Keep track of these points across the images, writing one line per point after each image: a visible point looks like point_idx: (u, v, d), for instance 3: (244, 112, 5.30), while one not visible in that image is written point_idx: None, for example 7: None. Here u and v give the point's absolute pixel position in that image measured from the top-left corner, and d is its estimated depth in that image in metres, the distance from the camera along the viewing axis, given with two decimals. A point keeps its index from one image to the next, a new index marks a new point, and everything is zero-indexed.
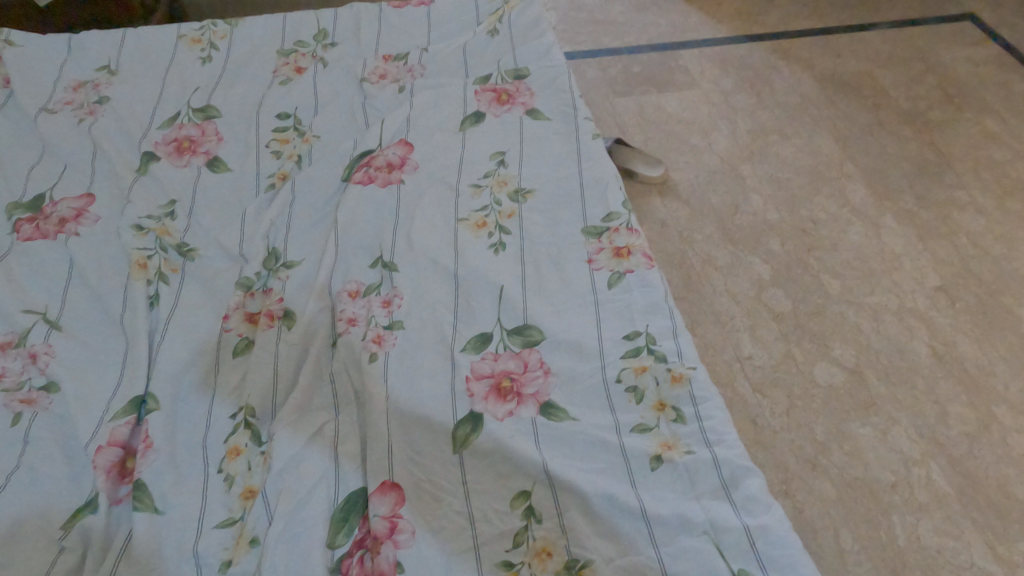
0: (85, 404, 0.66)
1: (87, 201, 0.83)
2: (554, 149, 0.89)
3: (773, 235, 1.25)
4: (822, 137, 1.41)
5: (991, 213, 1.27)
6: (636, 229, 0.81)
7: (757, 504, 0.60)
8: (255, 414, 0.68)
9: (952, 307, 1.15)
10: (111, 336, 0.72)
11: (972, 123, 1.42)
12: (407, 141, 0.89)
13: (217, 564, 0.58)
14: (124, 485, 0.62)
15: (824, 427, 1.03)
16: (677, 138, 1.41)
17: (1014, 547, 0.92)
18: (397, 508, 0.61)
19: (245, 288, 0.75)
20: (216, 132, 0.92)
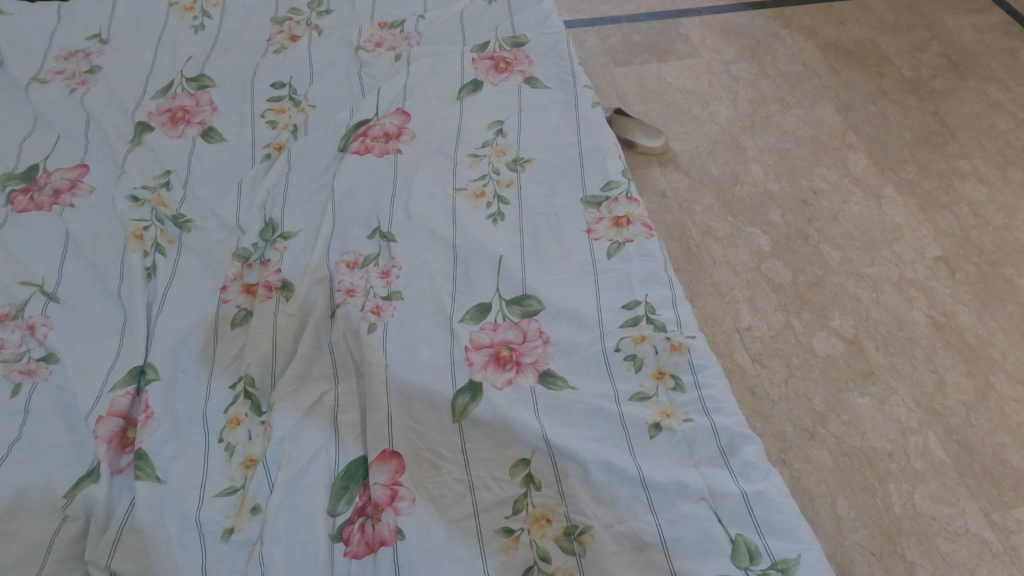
0: (84, 376, 0.66)
1: (81, 172, 0.82)
2: (553, 118, 0.88)
3: (773, 206, 1.24)
4: (825, 107, 1.40)
5: (993, 183, 1.26)
6: (636, 198, 0.80)
7: (755, 470, 0.60)
8: (255, 384, 0.67)
9: (952, 277, 1.15)
10: (109, 308, 0.71)
11: (976, 92, 1.40)
12: (404, 110, 0.88)
13: (220, 532, 0.59)
14: (126, 455, 0.62)
15: (822, 396, 1.04)
16: (677, 108, 1.40)
17: (1009, 513, 0.93)
18: (397, 476, 0.61)
19: (242, 260, 0.75)
20: (211, 102, 0.91)
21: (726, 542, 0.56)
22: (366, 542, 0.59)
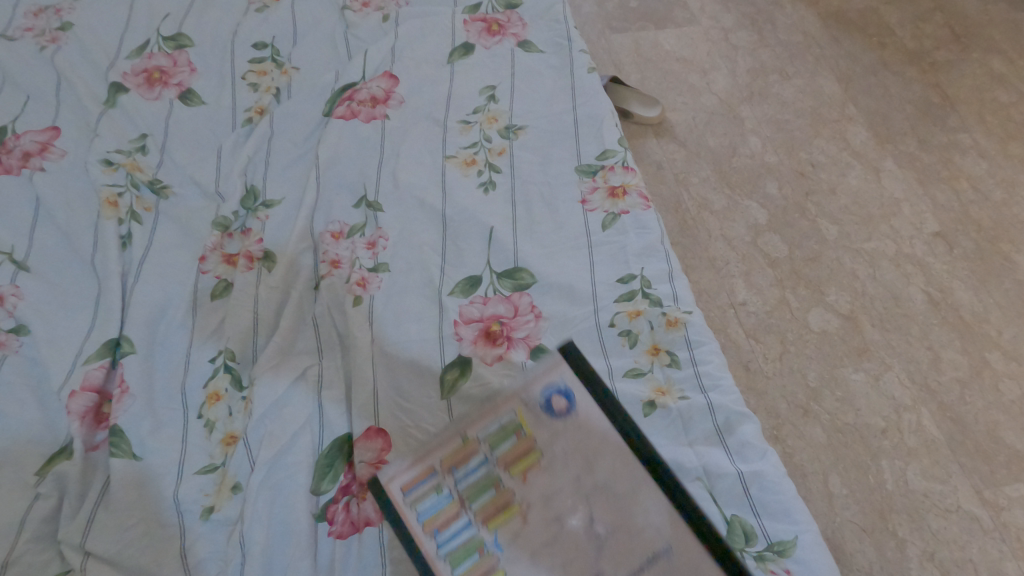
0: (57, 349, 0.63)
1: (52, 134, 0.78)
2: (547, 84, 0.85)
3: (771, 178, 1.22)
4: (825, 77, 1.36)
5: (993, 157, 1.23)
6: (633, 167, 0.77)
7: (752, 450, 0.59)
8: (236, 358, 0.65)
9: (950, 253, 1.13)
10: (81, 278, 0.68)
11: (977, 65, 1.36)
12: (392, 73, 0.84)
13: (199, 511, 0.57)
14: (101, 431, 0.60)
15: (816, 372, 1.03)
16: (675, 78, 1.36)
17: (1001, 491, 0.93)
18: (383, 454, 0.59)
19: (222, 229, 0.72)
20: (189, 62, 0.86)
21: (722, 523, 0.55)
22: (351, 521, 0.57)
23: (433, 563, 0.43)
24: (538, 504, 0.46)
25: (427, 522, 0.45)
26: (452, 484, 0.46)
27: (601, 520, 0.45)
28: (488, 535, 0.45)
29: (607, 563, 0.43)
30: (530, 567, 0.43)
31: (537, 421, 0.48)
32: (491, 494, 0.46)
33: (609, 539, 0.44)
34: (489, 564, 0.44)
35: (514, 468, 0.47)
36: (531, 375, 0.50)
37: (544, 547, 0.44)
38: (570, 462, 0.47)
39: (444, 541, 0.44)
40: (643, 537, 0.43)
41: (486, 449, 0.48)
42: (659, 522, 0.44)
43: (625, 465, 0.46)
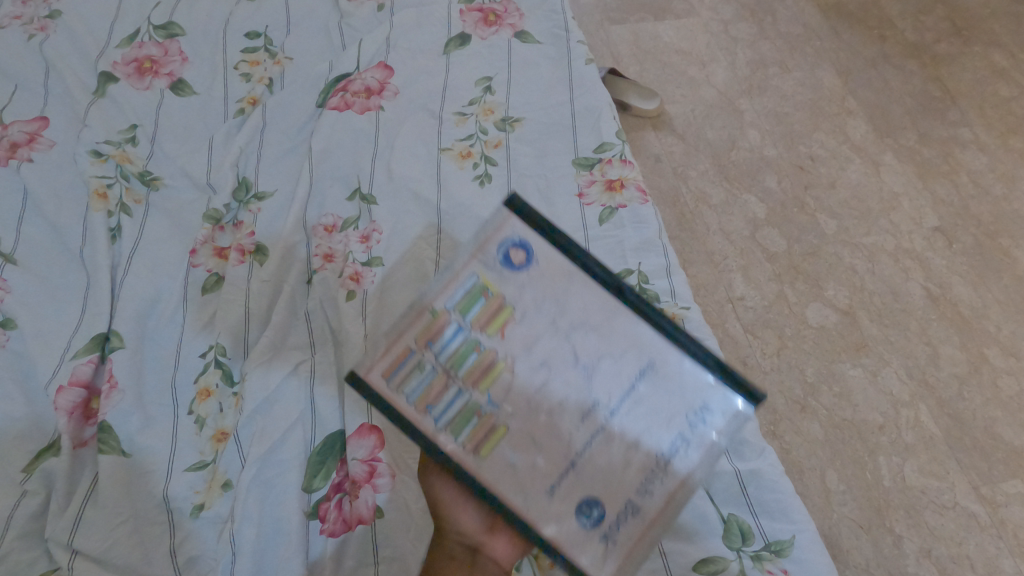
0: (44, 343, 0.62)
1: (41, 125, 0.76)
2: (544, 76, 0.83)
3: (770, 172, 1.20)
4: (825, 69, 1.32)
5: (994, 151, 1.22)
6: (630, 160, 0.76)
7: (750, 448, 0.59)
8: (227, 353, 0.64)
9: (949, 248, 1.12)
10: (70, 271, 0.67)
11: (979, 58, 1.32)
12: (386, 64, 0.83)
13: (189, 508, 0.56)
14: (90, 427, 0.59)
15: (814, 368, 1.02)
16: (673, 70, 1.33)
17: (998, 487, 0.94)
18: (376, 451, 0.59)
19: (213, 222, 0.71)
20: (180, 52, 0.85)
21: (719, 523, 0.55)
22: (343, 519, 0.56)
23: (436, 437, 0.45)
24: (523, 355, 0.47)
25: (418, 401, 0.46)
26: (433, 358, 0.46)
27: (584, 355, 0.47)
28: (482, 397, 0.46)
29: (601, 390, 0.47)
30: (529, 415, 0.46)
31: (500, 279, 0.48)
32: (474, 358, 0.47)
33: (597, 374, 0.47)
34: (490, 428, 0.46)
35: (490, 329, 0.47)
36: (482, 234, 0.49)
37: (539, 395, 0.47)
38: (542, 310, 0.48)
39: (439, 416, 0.46)
40: (627, 362, 0.47)
41: (458, 317, 0.47)
42: (637, 345, 0.48)
43: (595, 299, 0.48)
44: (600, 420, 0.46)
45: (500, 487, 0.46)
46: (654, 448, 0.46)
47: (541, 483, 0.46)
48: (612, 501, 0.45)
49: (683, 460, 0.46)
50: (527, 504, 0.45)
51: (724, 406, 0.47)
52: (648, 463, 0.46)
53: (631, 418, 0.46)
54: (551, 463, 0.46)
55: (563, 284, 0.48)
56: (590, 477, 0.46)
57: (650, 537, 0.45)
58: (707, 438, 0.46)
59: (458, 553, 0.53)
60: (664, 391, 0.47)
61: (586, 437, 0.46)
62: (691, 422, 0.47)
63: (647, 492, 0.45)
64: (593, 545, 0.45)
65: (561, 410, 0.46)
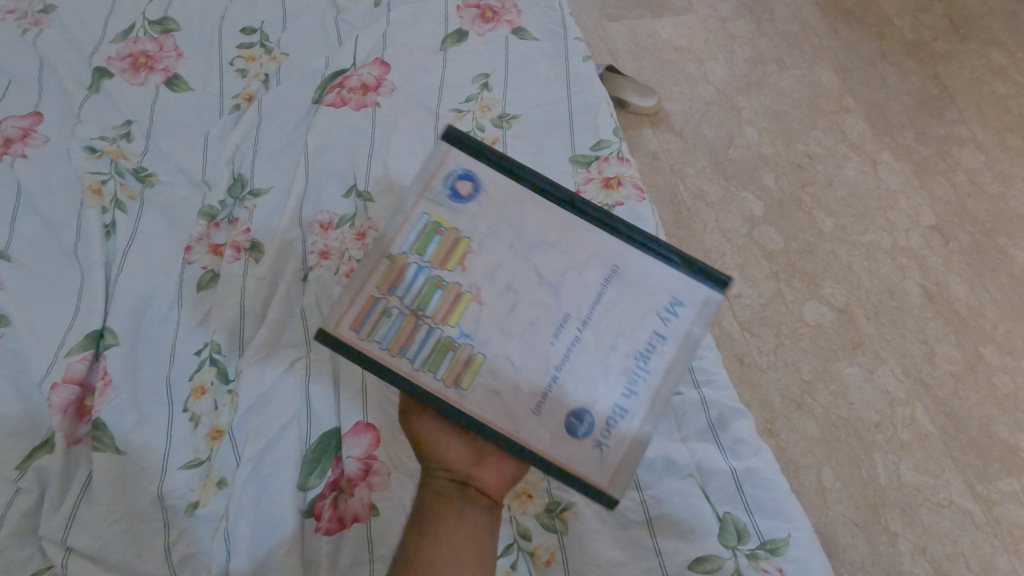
0: (38, 340, 0.62)
1: (34, 120, 0.75)
2: (542, 73, 0.83)
3: (767, 169, 1.20)
4: (823, 67, 1.32)
5: (991, 150, 1.22)
6: (628, 158, 0.76)
7: (746, 447, 0.59)
8: (221, 350, 0.64)
9: (946, 246, 1.12)
10: (64, 267, 0.67)
11: (977, 56, 1.32)
12: (383, 60, 0.82)
13: (184, 506, 0.56)
14: (84, 424, 0.59)
15: (811, 366, 1.02)
16: (671, 67, 1.32)
17: (993, 485, 0.94)
18: (371, 449, 0.59)
19: (209, 218, 0.71)
20: (176, 47, 0.84)
21: (715, 521, 0.55)
22: (338, 517, 0.56)
23: (415, 377, 0.45)
24: (487, 282, 0.47)
25: (391, 346, 0.45)
26: (398, 302, 0.46)
27: (548, 273, 0.47)
28: (453, 330, 0.46)
29: (571, 306, 0.47)
30: (503, 342, 0.46)
31: (452, 212, 0.48)
32: (440, 293, 0.46)
33: (564, 289, 0.47)
34: (468, 360, 0.46)
35: (450, 263, 0.47)
36: (427, 171, 0.48)
37: (509, 317, 0.46)
38: (499, 235, 0.48)
39: (413, 356, 0.45)
40: (591, 274, 0.47)
41: (416, 257, 0.47)
42: (597, 254, 0.48)
43: (550, 215, 0.48)
44: (572, 334, 0.46)
45: (487, 416, 0.45)
46: (633, 349, 0.46)
47: (527, 405, 0.45)
48: (600, 409, 0.45)
49: (662, 356, 0.46)
50: (517, 427, 0.45)
51: (698, 296, 0.47)
52: (630, 365, 0.46)
53: (605, 329, 0.46)
54: (533, 385, 0.45)
55: (517, 207, 0.48)
56: (574, 388, 0.45)
57: (647, 438, 0.45)
58: (681, 329, 0.47)
59: (448, 487, 0.53)
60: (633, 293, 0.47)
61: (561, 352, 0.46)
62: (665, 318, 0.47)
63: (633, 395, 0.45)
64: (587, 453, 0.45)
65: (536, 331, 0.46)
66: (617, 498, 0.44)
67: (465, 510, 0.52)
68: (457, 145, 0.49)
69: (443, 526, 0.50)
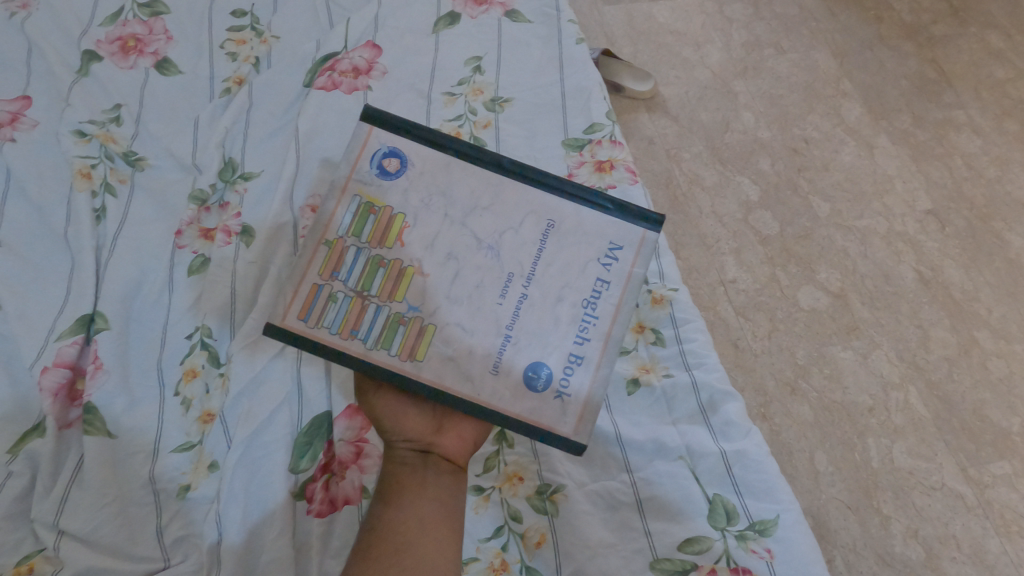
0: (28, 324, 0.61)
1: (23, 104, 0.74)
2: (535, 55, 0.83)
3: (764, 154, 1.19)
4: (821, 51, 1.29)
5: (988, 134, 1.21)
6: (620, 142, 0.76)
7: (736, 429, 0.59)
8: (212, 334, 0.64)
9: (941, 231, 1.12)
10: (55, 252, 0.66)
11: (976, 39, 1.30)
12: (374, 43, 0.82)
13: (176, 489, 0.56)
14: (75, 408, 0.59)
15: (805, 350, 1.02)
16: (667, 51, 1.30)
17: (985, 468, 0.95)
18: (363, 432, 0.60)
19: (199, 202, 0.70)
20: (165, 30, 0.84)
21: (704, 502, 0.56)
22: (330, 499, 0.58)
23: (368, 355, 0.50)
24: (427, 254, 0.52)
25: (341, 329, 0.51)
26: (342, 285, 0.51)
27: (485, 236, 0.52)
28: (401, 305, 0.51)
29: (511, 264, 0.52)
30: (451, 308, 0.51)
31: (381, 190, 0.52)
32: (382, 272, 0.51)
33: (503, 249, 0.52)
34: (420, 329, 0.51)
35: (388, 241, 0.52)
36: (352, 156, 0.53)
37: (454, 284, 0.51)
38: (433, 205, 0.52)
39: (364, 337, 0.51)
40: (528, 232, 0.53)
41: (353, 240, 0.51)
42: (532, 212, 0.53)
43: (479, 181, 0.53)
44: (518, 291, 0.52)
45: (446, 381, 0.50)
46: (580, 298, 0.52)
47: (484, 365, 0.51)
48: (554, 359, 0.51)
49: (608, 300, 0.52)
50: (476, 387, 0.51)
51: (634, 236, 0.53)
52: (578, 312, 0.52)
53: (545, 281, 0.52)
54: (486, 345, 0.51)
55: (444, 176, 0.53)
56: (527, 343, 0.51)
57: (599, 376, 0.51)
58: (623, 272, 0.53)
59: (410, 457, 0.56)
60: (569, 244, 0.53)
61: (510, 310, 0.51)
62: (605, 263, 0.53)
63: (585, 342, 0.52)
64: (549, 404, 0.51)
65: (483, 292, 0.51)
66: (582, 443, 0.50)
67: (428, 475, 0.54)
68: (375, 127, 0.53)
69: (406, 494, 0.53)
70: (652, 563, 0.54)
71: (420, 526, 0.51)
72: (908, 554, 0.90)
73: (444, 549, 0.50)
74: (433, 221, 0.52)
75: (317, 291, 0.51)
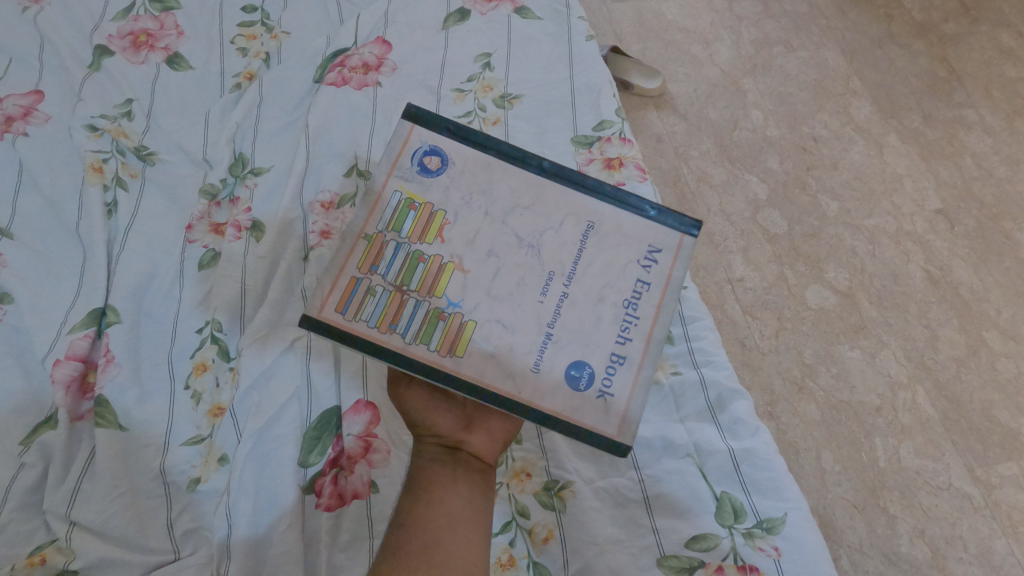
0: (41, 317, 0.62)
1: (36, 99, 0.75)
2: (544, 52, 0.83)
3: (772, 152, 1.19)
4: (830, 49, 1.29)
5: (998, 134, 1.20)
6: (630, 139, 0.75)
7: (743, 427, 0.60)
8: (222, 329, 0.64)
9: (951, 231, 1.12)
10: (67, 246, 0.67)
11: (987, 38, 1.29)
12: (384, 39, 0.82)
13: (186, 482, 0.57)
14: (87, 401, 0.59)
15: (813, 349, 1.02)
16: (676, 48, 1.29)
17: (993, 469, 0.95)
18: (371, 427, 0.60)
19: (210, 197, 0.71)
20: (176, 25, 0.84)
21: (711, 500, 0.56)
22: (338, 493, 0.58)
23: (408, 350, 0.48)
24: (468, 251, 0.50)
25: (379, 323, 0.48)
26: (381, 279, 0.49)
27: (526, 235, 0.51)
28: (440, 301, 0.49)
29: (551, 262, 0.51)
30: (491, 305, 0.49)
31: (422, 187, 0.52)
32: (422, 267, 0.50)
33: (544, 248, 0.51)
34: (459, 325, 0.48)
35: (429, 236, 0.50)
36: (393, 152, 0.52)
37: (494, 281, 0.50)
38: (474, 205, 0.52)
39: (404, 331, 0.48)
40: (568, 232, 0.52)
41: (393, 234, 0.50)
42: (572, 213, 0.52)
43: (519, 182, 0.53)
44: (559, 289, 0.50)
45: (487, 378, 0.47)
46: (621, 298, 0.50)
47: (525, 362, 0.48)
48: (596, 359, 0.49)
49: (649, 301, 0.51)
50: (517, 385, 0.48)
51: (674, 238, 0.52)
52: (619, 313, 0.50)
53: (587, 280, 0.51)
54: (527, 343, 0.48)
55: (485, 176, 0.53)
56: (569, 342, 0.49)
57: (642, 378, 0.49)
58: (663, 274, 0.51)
59: (439, 454, 0.55)
60: (610, 245, 0.52)
61: (551, 308, 0.49)
62: (645, 265, 0.52)
63: (628, 341, 0.49)
64: (592, 405, 0.48)
65: (524, 289, 0.50)
66: (627, 447, 0.47)
67: (458, 473, 0.53)
68: (417, 126, 0.53)
69: (435, 491, 0.52)
70: (659, 560, 0.54)
71: (451, 524, 0.50)
72: (914, 554, 0.90)
73: (474, 547, 0.49)
74: (473, 219, 0.51)
75: (356, 283, 0.49)
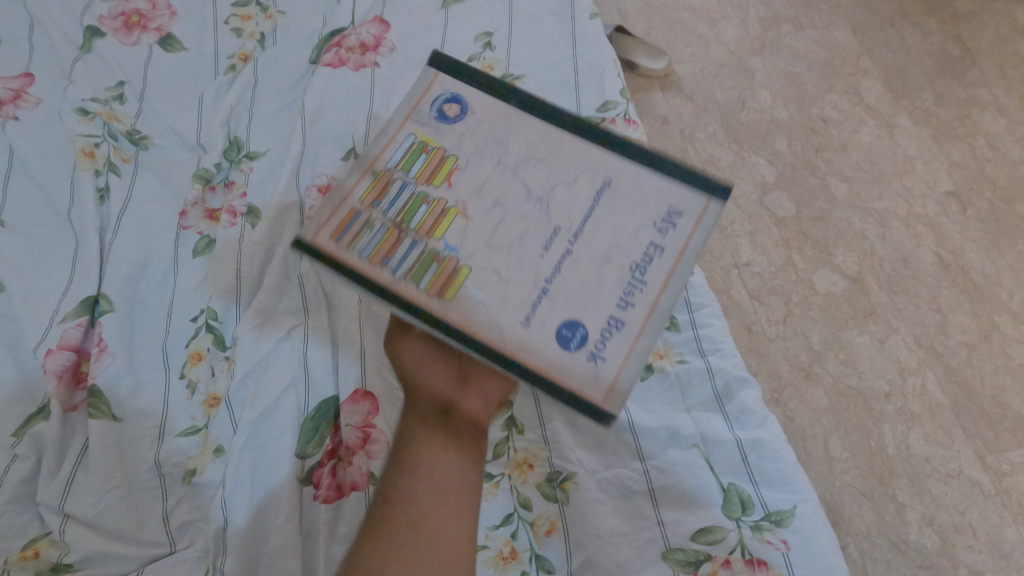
0: (33, 307, 0.60)
1: (26, 81, 0.73)
2: (547, 31, 0.80)
3: (780, 134, 1.16)
4: (841, 28, 1.26)
5: (1013, 113, 1.17)
6: (635, 120, 0.73)
7: (751, 417, 0.59)
8: (217, 317, 0.63)
9: (963, 213, 1.09)
10: (60, 232, 0.65)
11: (1001, 15, 1.26)
12: (382, 18, 0.80)
13: (182, 474, 0.56)
14: (80, 391, 0.58)
15: (820, 335, 1.01)
16: (682, 27, 1.27)
17: (1004, 456, 0.93)
18: (370, 418, 0.58)
19: (204, 181, 0.69)
20: (169, 5, 0.82)
21: (718, 492, 0.54)
22: (337, 485, 0.56)
23: (394, 286, 0.45)
24: (472, 199, 0.49)
25: (371, 256, 0.47)
26: (381, 215, 0.48)
27: (535, 189, 0.49)
28: (437, 243, 0.47)
29: (557, 217, 0.48)
30: (489, 254, 0.47)
31: (438, 134, 0.52)
32: (425, 209, 0.49)
33: (552, 204, 0.48)
34: (452, 269, 0.46)
35: (436, 180, 0.50)
36: (414, 100, 0.53)
37: (494, 232, 0.48)
38: (485, 158, 0.50)
39: (394, 268, 0.46)
40: (581, 188, 0.49)
41: (401, 174, 0.50)
42: (588, 170, 0.50)
43: (535, 135, 0.51)
44: (563, 245, 0.47)
45: (472, 324, 0.45)
46: (629, 261, 0.46)
47: (515, 314, 0.45)
48: (592, 320, 0.45)
49: (660, 268, 0.46)
50: (503, 335, 0.44)
51: (699, 203, 0.47)
52: (624, 277, 0.46)
53: (594, 238, 0.47)
54: (521, 296, 0.45)
55: (501, 130, 0.52)
56: (564, 301, 0.45)
57: (641, 346, 0.44)
58: (680, 240, 0.47)
59: (431, 415, 0.53)
60: (623, 206, 0.48)
61: (552, 263, 0.46)
62: (661, 229, 0.47)
63: (630, 307, 0.45)
64: (581, 366, 0.43)
65: (525, 241, 0.47)
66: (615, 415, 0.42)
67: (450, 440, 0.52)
68: (442, 74, 0.53)
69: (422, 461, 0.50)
70: (665, 553, 0.52)
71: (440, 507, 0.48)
72: (923, 542, 0.88)
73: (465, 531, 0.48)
74: (482, 170, 0.50)
75: (356, 214, 0.48)
